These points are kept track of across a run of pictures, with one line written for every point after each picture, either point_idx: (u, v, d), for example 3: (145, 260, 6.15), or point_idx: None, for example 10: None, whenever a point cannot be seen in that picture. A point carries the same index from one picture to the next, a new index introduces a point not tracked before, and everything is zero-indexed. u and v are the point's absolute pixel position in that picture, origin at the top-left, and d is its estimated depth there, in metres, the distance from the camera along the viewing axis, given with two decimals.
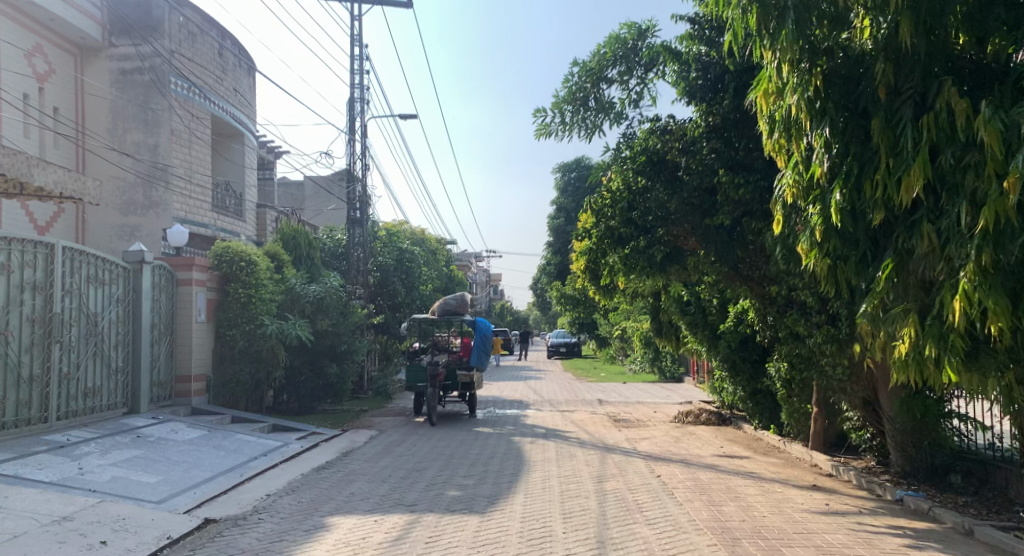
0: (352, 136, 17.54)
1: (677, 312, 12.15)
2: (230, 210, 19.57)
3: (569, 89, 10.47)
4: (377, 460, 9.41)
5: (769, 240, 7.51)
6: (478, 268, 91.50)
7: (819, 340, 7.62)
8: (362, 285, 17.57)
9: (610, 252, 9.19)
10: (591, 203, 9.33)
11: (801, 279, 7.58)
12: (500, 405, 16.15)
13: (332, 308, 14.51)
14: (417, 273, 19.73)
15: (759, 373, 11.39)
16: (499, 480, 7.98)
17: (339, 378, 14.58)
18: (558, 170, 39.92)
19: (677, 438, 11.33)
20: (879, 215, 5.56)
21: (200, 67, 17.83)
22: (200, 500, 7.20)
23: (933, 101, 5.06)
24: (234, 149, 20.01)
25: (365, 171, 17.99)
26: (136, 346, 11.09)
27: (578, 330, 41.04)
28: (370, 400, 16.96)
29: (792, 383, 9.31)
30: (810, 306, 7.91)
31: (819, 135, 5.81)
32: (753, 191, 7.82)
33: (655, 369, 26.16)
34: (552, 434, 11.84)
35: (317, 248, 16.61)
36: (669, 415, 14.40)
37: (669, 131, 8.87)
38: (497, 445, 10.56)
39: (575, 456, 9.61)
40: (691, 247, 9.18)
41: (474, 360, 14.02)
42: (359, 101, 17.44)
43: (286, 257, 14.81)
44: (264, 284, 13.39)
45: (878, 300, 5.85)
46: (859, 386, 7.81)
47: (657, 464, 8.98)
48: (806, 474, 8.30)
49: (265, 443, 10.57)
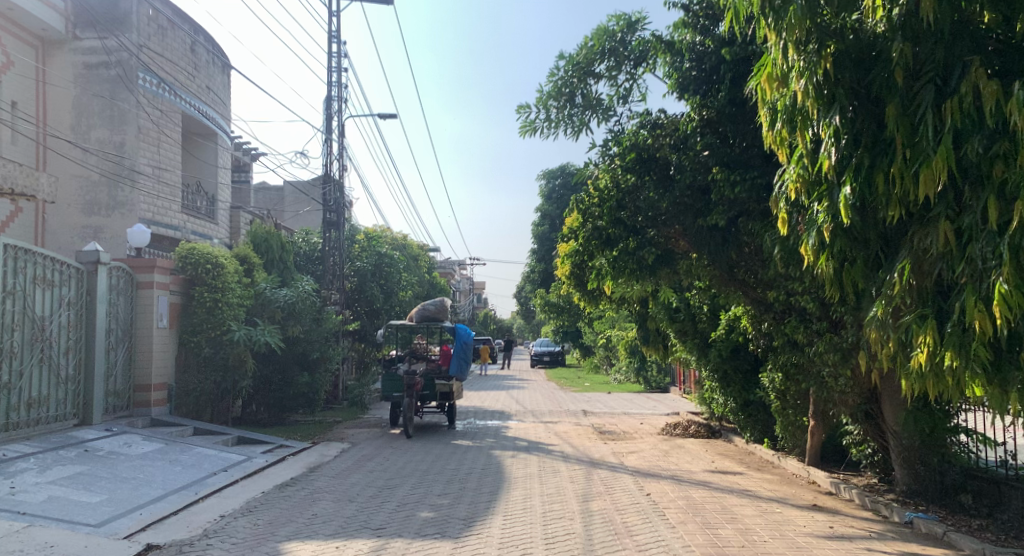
0: (328, 135, 16.92)
1: (665, 320, 11.71)
2: (201, 211, 18.81)
3: (554, 83, 9.95)
4: (346, 476, 8.73)
5: (767, 241, 7.04)
6: (461, 275, 90.81)
7: (821, 349, 7.15)
8: (338, 290, 16.88)
9: (598, 254, 8.74)
10: (577, 201, 8.91)
11: (803, 282, 7.11)
12: (481, 415, 15.53)
13: (304, 314, 13.81)
14: (396, 279, 19.08)
15: (751, 384, 10.87)
16: (476, 500, 7.36)
17: (312, 388, 13.86)
18: (542, 177, 39.60)
19: (665, 452, 10.78)
20: (895, 212, 5.11)
21: (170, 62, 17.09)
22: (145, 523, 6.48)
23: (956, 85, 4.62)
24: (206, 149, 19.26)
25: (342, 171, 17.37)
26: (89, 352, 10.33)
27: (562, 339, 40.57)
28: (344, 410, 16.25)
29: (787, 395, 8.87)
30: (810, 312, 7.44)
31: (827, 124, 5.37)
32: (749, 189, 7.33)
33: (639, 378, 25.71)
34: (534, 447, 11.24)
35: (290, 250, 15.89)
36: (656, 427, 13.86)
37: (660, 126, 8.43)
38: (476, 460, 9.93)
39: (559, 471, 9.02)
40: (683, 250, 8.68)
41: (454, 369, 13.39)
42: (336, 99, 16.83)
43: (257, 260, 14.11)
44: (231, 288, 12.67)
45: (891, 304, 5.40)
46: (862, 398, 7.34)
47: (646, 481, 8.41)
48: (804, 492, 7.78)
49: (227, 457, 9.83)
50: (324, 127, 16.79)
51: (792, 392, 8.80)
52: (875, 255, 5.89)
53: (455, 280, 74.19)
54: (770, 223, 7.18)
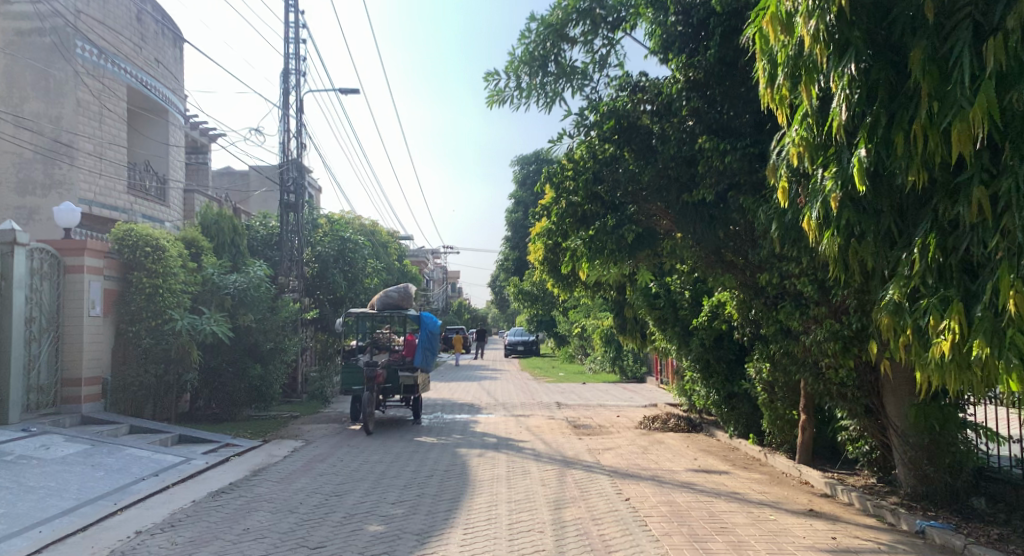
0: (286, 111, 15.82)
1: (643, 307, 10.96)
2: (151, 193, 17.51)
3: (526, 48, 9.04)
4: (292, 480, 7.80)
5: (760, 216, 6.31)
6: (435, 265, 89.60)
7: (820, 337, 6.45)
8: (297, 276, 15.85)
9: (572, 234, 8.05)
10: (549, 173, 8.13)
11: (802, 264, 6.41)
12: (449, 409, 14.68)
13: (257, 303, 12.75)
14: (361, 265, 18.08)
15: (735, 375, 10.20)
16: (434, 509, 6.52)
17: (265, 381, 12.86)
18: (516, 163, 38.81)
19: (644, 448, 10.05)
20: (917, 176, 4.39)
21: (113, 31, 15.59)
22: (42, 543, 5.49)
23: (999, 21, 3.90)
24: (156, 126, 17.81)
25: (302, 149, 16.29)
26: (4, 343, 9.21)
27: (537, 328, 39.91)
28: (303, 404, 15.27)
29: (776, 386, 8.48)
30: (806, 296, 6.73)
31: (840, 74, 4.63)
32: (741, 158, 6.61)
33: (615, 368, 25.09)
34: (504, 443, 10.43)
35: (243, 234, 14.79)
36: (633, 420, 13.17)
37: (641, 89, 7.65)
38: (439, 459, 9.08)
39: (530, 472, 8.22)
40: (666, 228, 7.96)
41: (418, 360, 12.52)
42: (294, 73, 15.73)
43: (206, 243, 13.03)
44: (174, 273, 11.50)
45: (908, 285, 4.71)
46: (862, 391, 6.69)
47: (624, 483, 7.65)
48: (797, 494, 7.12)
49: (162, 459, 8.81)
50: (280, 103, 15.69)
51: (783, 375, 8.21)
52: (888, 229, 5.18)
53: (428, 268, 73.10)
54: (765, 198, 6.44)
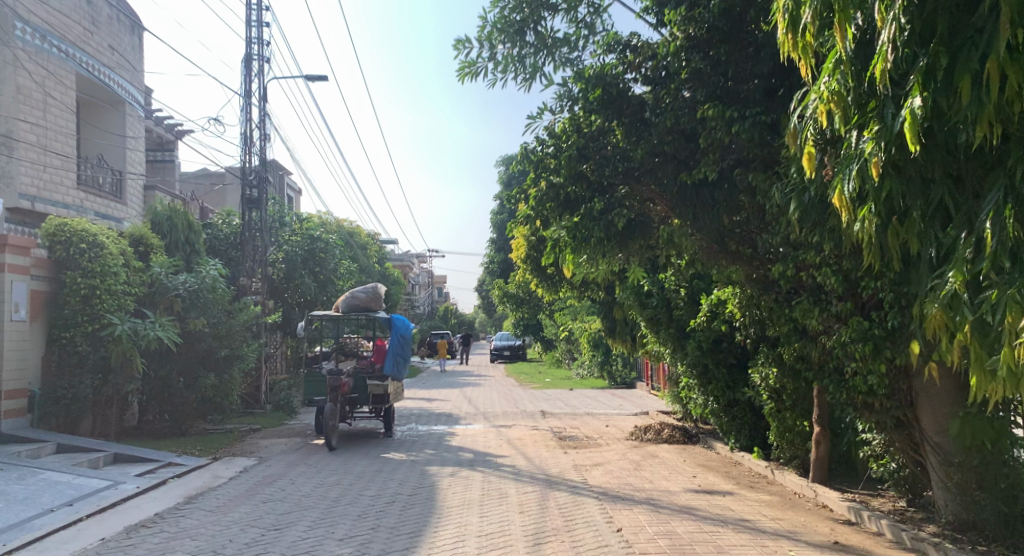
0: (248, 99, 14.74)
1: (636, 307, 10.15)
2: (104, 189, 16.24)
3: (501, 13, 7.97)
4: (229, 509, 6.67)
5: (776, 195, 5.44)
6: (421, 269, 88.38)
7: (845, 338, 5.48)
8: (261, 277, 14.69)
9: (555, 221, 7.05)
10: (528, 152, 7.10)
11: (825, 251, 5.48)
12: (425, 419, 13.59)
13: (210, 304, 11.58)
14: (332, 266, 16.96)
15: (738, 381, 9.21)
16: (391, 547, 5.42)
17: (220, 392, 11.68)
18: (500, 164, 37.90)
19: (636, 463, 9.02)
20: (990, 128, 3.44)
21: (58, 13, 14.38)
22: None
23: None
24: (110, 117, 16.57)
25: (266, 140, 15.19)
26: None
27: (523, 332, 38.86)
28: (267, 415, 14.07)
29: (783, 394, 7.66)
30: (826, 289, 5.78)
31: (889, 4, 3.66)
32: (750, 128, 5.78)
33: (604, 373, 24.06)
34: (480, 459, 9.35)
35: (199, 231, 13.57)
36: (624, 430, 12.14)
37: (635, 50, 6.73)
38: (405, 480, 7.96)
39: (506, 496, 7.13)
40: (661, 214, 7.02)
41: (389, 368, 11.40)
42: (257, 58, 14.66)
43: (156, 240, 11.91)
44: (116, 273, 10.32)
45: (971, 269, 3.75)
46: (894, 400, 5.73)
47: (615, 509, 6.59)
48: (817, 521, 6.13)
49: (84, 483, 7.56)
50: (242, 89, 14.60)
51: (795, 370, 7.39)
52: (941, 202, 4.24)
53: (413, 273, 71.90)
54: (780, 173, 5.56)
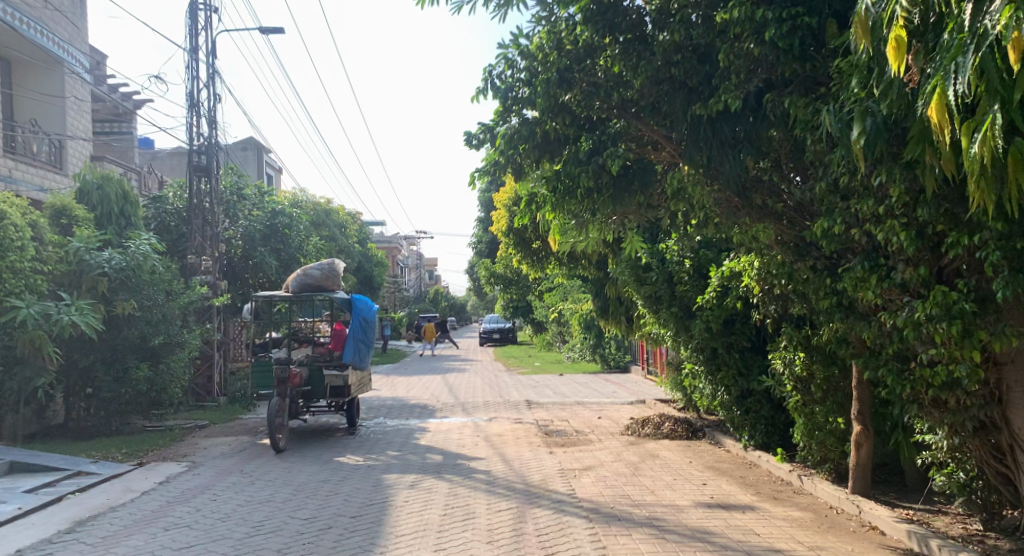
0: (194, 54, 13.06)
1: (632, 283, 8.73)
2: (41, 157, 14.54)
3: None
4: (118, 540, 5.21)
5: (825, 120, 3.99)
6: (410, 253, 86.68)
7: (915, 313, 4.05)
8: (212, 255, 13.12)
9: (530, 170, 5.65)
10: (494, 82, 5.60)
11: (890, 197, 4.01)
12: (396, 412, 12.17)
13: (141, 284, 10.03)
14: (296, 244, 15.44)
15: (752, 368, 7.84)
16: None
17: (156, 385, 10.17)
18: None
19: (634, 466, 7.61)
20: None
21: None
22: None
23: None
24: (46, 78, 14.87)
25: (216, 102, 13.55)
26: None
27: (513, 315, 37.42)
28: (220, 409, 12.58)
29: (810, 382, 6.34)
30: (885, 250, 4.35)
31: None
32: (785, 34, 4.30)
33: (597, 357, 22.72)
34: (449, 463, 7.94)
35: (136, 203, 11.96)
36: (618, 423, 10.74)
37: None
38: (352, 495, 6.50)
39: (473, 517, 5.71)
40: (666, 160, 5.60)
41: (349, 355, 9.93)
42: (204, 8, 13.01)
43: (79, 212, 10.39)
44: (24, 248, 8.67)
45: None
46: (980, 397, 4.31)
47: (609, 535, 5.19)
48: (868, 551, 4.75)
49: None
50: (188, 43, 12.95)
51: (826, 350, 6.11)
52: None
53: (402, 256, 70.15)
54: (832, 93, 4.13)
